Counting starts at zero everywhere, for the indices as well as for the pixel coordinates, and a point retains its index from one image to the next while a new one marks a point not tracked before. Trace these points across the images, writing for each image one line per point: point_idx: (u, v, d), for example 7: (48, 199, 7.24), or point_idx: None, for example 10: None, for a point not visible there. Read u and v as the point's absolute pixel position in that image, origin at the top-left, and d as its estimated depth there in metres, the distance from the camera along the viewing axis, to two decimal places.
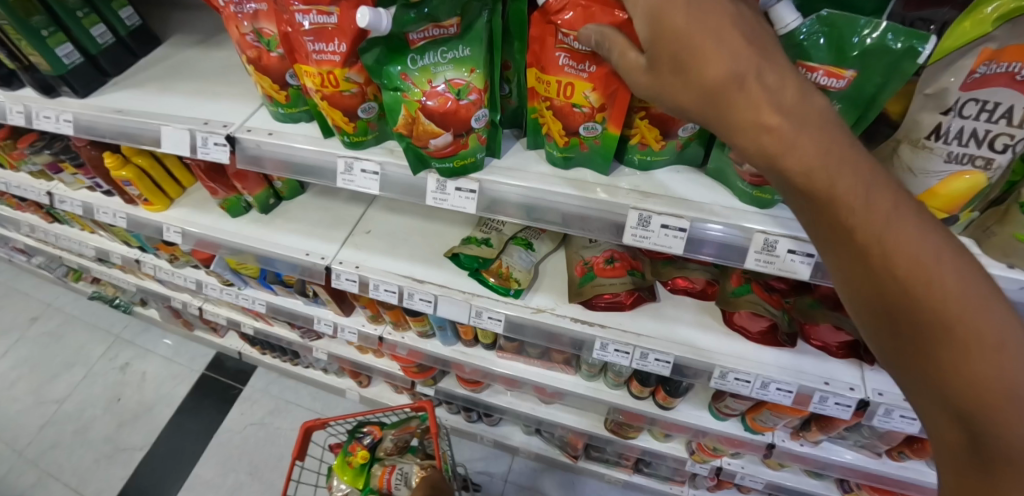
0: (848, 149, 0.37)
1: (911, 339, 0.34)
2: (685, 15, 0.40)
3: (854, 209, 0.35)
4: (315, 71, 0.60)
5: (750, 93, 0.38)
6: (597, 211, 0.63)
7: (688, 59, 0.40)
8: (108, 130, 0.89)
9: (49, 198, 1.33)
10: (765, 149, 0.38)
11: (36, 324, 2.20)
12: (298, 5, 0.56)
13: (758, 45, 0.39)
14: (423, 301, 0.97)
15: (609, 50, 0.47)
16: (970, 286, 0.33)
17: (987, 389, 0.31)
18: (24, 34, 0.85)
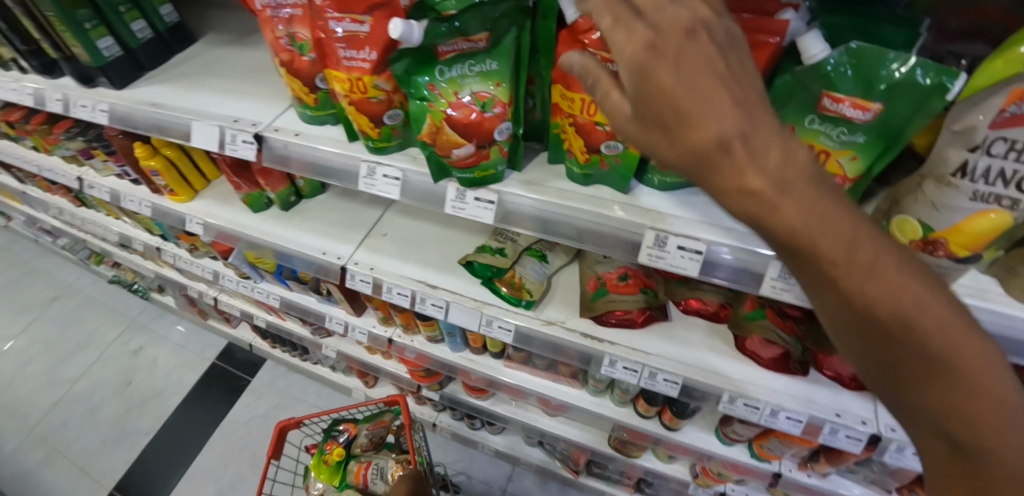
0: (839, 205, 0.32)
1: (897, 372, 0.34)
2: (673, 70, 0.33)
3: (844, 270, 0.32)
4: (345, 76, 0.61)
5: (739, 160, 0.32)
6: (614, 228, 0.63)
7: (674, 123, 0.33)
8: (141, 123, 0.92)
9: (79, 183, 1.37)
10: (752, 213, 0.32)
11: (57, 304, 2.25)
12: (333, 13, 0.58)
13: (747, 97, 0.32)
14: (435, 307, 0.98)
15: (585, 84, 0.39)
16: (954, 321, 0.32)
17: (973, 410, 0.32)
18: (68, 25, 0.89)
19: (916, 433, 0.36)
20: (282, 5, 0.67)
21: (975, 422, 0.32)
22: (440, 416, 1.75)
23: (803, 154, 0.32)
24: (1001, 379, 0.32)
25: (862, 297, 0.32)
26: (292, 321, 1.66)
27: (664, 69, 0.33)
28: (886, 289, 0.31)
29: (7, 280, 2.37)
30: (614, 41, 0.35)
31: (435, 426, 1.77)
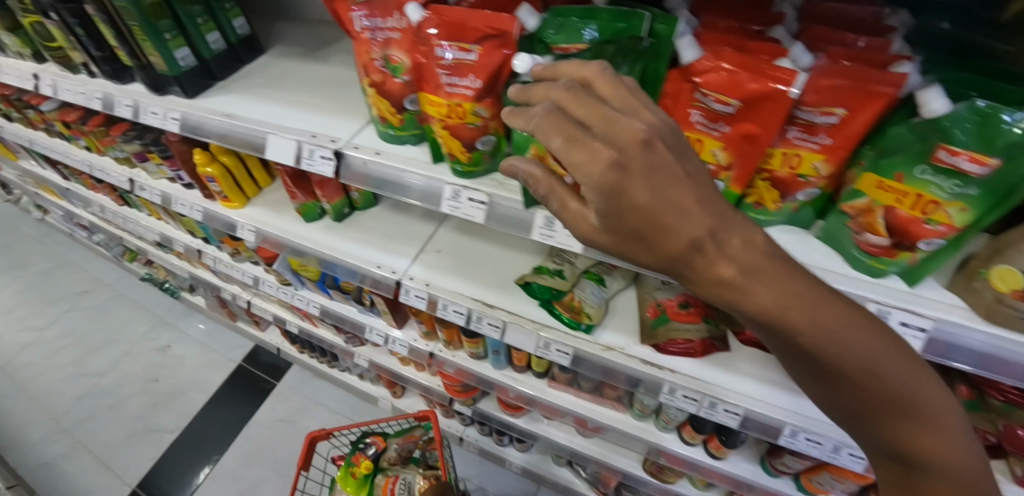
0: (795, 278, 0.36)
1: (851, 403, 0.39)
2: (644, 187, 0.35)
3: (809, 337, 0.36)
4: (444, 102, 0.62)
5: (712, 255, 0.35)
6: None
7: (653, 235, 0.35)
8: (213, 132, 0.93)
9: (131, 185, 1.39)
10: (727, 300, 0.36)
11: (86, 297, 2.27)
12: (441, 41, 0.58)
13: (711, 199, 0.35)
14: (491, 326, 0.99)
15: (547, 195, 0.44)
16: (896, 355, 0.37)
17: (917, 425, 0.38)
18: (149, 35, 0.90)
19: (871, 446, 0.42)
20: (379, 28, 0.67)
21: (923, 437, 0.38)
22: (468, 430, 1.75)
23: (761, 237, 0.36)
24: (938, 395, 0.38)
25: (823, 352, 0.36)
26: (327, 329, 1.68)
27: (634, 187, 0.35)
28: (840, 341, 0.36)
29: (39, 271, 2.39)
30: (576, 167, 0.36)
31: (462, 440, 1.77)
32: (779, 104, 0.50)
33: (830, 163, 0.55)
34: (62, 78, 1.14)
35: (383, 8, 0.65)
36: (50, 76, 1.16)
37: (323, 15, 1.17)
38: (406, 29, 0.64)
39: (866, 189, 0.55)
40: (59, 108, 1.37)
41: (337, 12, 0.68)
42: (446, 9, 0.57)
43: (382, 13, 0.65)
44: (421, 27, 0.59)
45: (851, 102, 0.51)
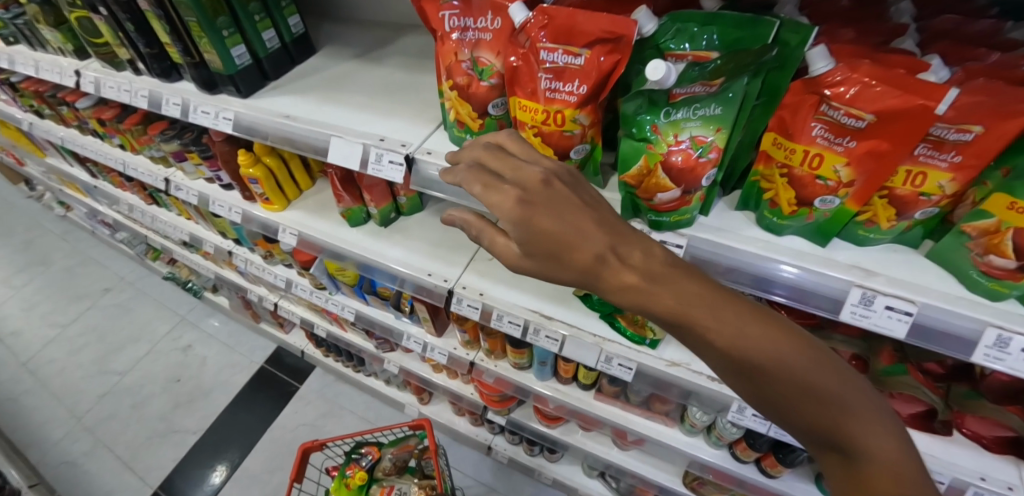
0: (692, 283, 0.44)
1: (779, 401, 0.42)
2: (543, 214, 0.49)
3: (712, 331, 0.42)
4: (542, 108, 0.57)
5: (614, 264, 0.46)
6: (818, 280, 0.59)
7: (563, 250, 0.47)
8: (270, 134, 0.90)
9: (166, 185, 1.37)
10: (636, 302, 0.45)
11: (108, 295, 2.25)
12: (546, 43, 0.54)
13: (608, 223, 0.47)
14: (549, 339, 0.96)
15: (479, 236, 0.56)
16: (806, 352, 0.41)
17: (839, 416, 0.40)
18: (208, 32, 0.87)
19: (820, 456, 0.43)
20: (469, 28, 0.62)
21: (847, 428, 0.40)
22: (497, 439, 1.72)
23: (660, 250, 0.46)
24: (853, 388, 0.41)
25: (726, 343, 0.43)
26: (356, 333, 1.66)
27: (529, 214, 0.49)
28: (740, 333, 0.42)
29: (61, 268, 2.38)
30: (493, 204, 0.51)
31: (491, 449, 1.74)
32: (919, 119, 0.47)
33: (958, 181, 0.52)
34: (106, 75, 1.12)
35: (475, 9, 0.61)
36: (94, 73, 1.14)
37: (376, 16, 1.15)
38: (501, 30, 0.60)
39: (994, 209, 0.51)
40: (96, 105, 1.35)
41: (422, 12, 0.64)
42: (555, 10, 0.53)
43: (474, 14, 0.61)
44: (525, 28, 0.55)
45: (992, 119, 0.47)
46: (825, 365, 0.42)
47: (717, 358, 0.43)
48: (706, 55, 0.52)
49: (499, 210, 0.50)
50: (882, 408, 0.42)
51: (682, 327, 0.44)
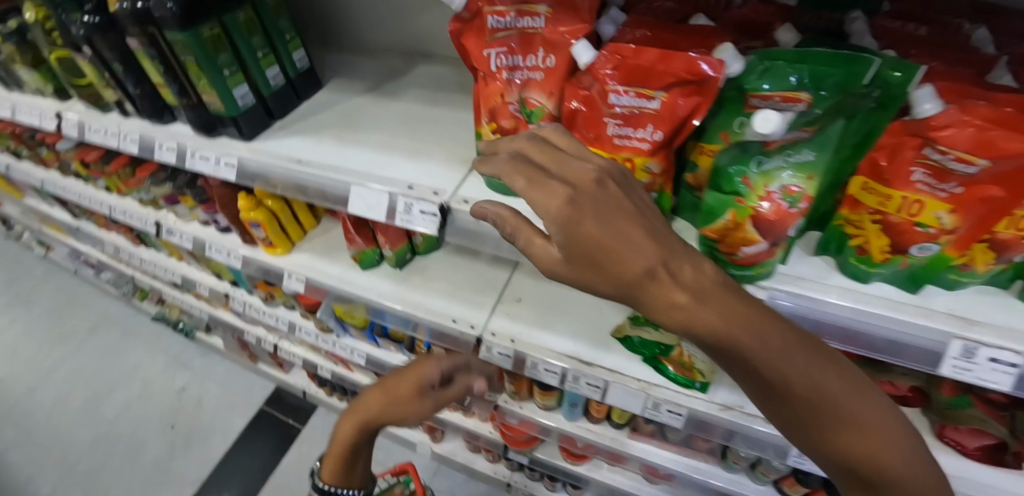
0: (744, 304, 0.38)
1: (806, 420, 0.40)
2: (594, 219, 0.39)
3: (760, 354, 0.38)
4: (610, 156, 0.51)
5: (667, 283, 0.37)
6: (912, 335, 0.54)
7: (607, 262, 0.38)
8: (279, 181, 0.83)
9: (157, 228, 1.29)
10: (679, 322, 0.38)
11: (95, 337, 2.11)
12: (617, 86, 0.48)
13: (659, 231, 0.39)
14: (590, 386, 0.89)
15: (517, 236, 0.47)
16: (838, 373, 0.40)
17: (860, 432, 0.40)
18: (209, 73, 0.79)
19: (829, 466, 0.43)
20: (517, 63, 0.54)
21: (865, 443, 0.40)
22: (516, 475, 1.64)
23: (709, 265, 0.39)
24: (875, 409, 0.41)
25: (762, 362, 0.38)
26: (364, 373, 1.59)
27: (574, 218, 0.39)
28: (786, 359, 0.38)
29: (43, 310, 2.23)
30: (535, 201, 0.41)
31: (510, 486, 1.66)
32: None
33: None
34: (91, 118, 1.04)
35: (524, 45, 0.53)
36: (77, 115, 1.06)
37: (385, 45, 1.09)
38: (555, 69, 0.52)
39: None
40: (78, 147, 1.28)
41: (461, 48, 0.57)
42: (630, 49, 0.46)
43: (523, 51, 0.53)
44: (592, 68, 0.48)
45: None
46: (852, 385, 0.40)
47: (742, 370, 0.40)
48: (796, 96, 0.47)
49: (542, 208, 0.40)
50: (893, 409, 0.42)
51: (725, 348, 0.38)
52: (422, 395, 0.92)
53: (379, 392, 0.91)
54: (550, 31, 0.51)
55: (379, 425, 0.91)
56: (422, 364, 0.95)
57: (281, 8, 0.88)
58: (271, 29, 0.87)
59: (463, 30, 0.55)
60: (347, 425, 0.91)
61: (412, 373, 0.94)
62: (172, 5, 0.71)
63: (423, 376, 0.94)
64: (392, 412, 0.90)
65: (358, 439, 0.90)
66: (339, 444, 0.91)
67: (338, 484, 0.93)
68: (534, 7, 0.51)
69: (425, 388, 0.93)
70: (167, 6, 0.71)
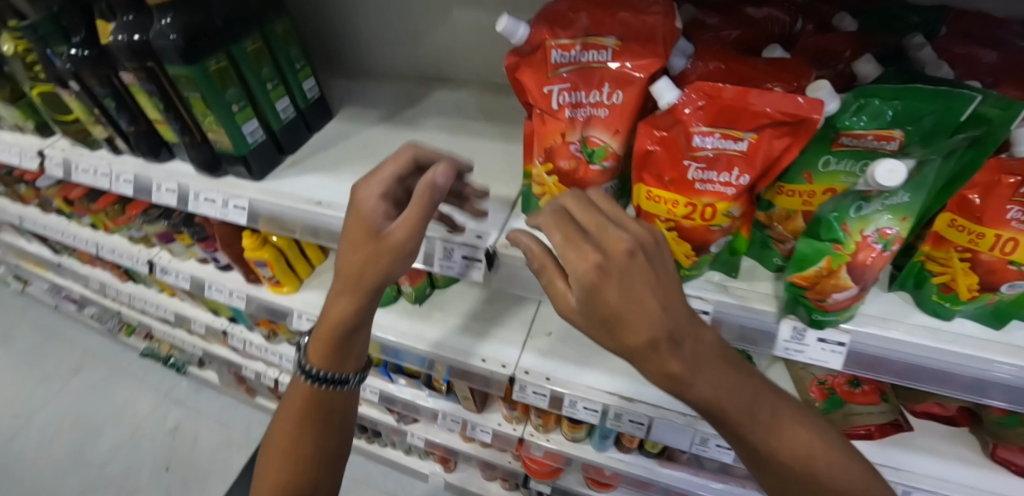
0: (729, 372, 0.44)
1: (765, 464, 0.46)
2: (614, 286, 0.41)
3: (735, 414, 0.44)
4: (690, 201, 0.47)
5: (669, 353, 0.41)
6: (1001, 374, 0.50)
7: (618, 328, 0.40)
8: (296, 224, 0.77)
9: (150, 267, 1.22)
10: (672, 384, 0.42)
11: (80, 375, 1.97)
12: (703, 127, 0.44)
13: (672, 306, 0.41)
14: (633, 423, 0.85)
15: (542, 271, 0.48)
16: (797, 428, 0.47)
17: (814, 478, 0.46)
18: (216, 109, 0.72)
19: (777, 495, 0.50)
20: (578, 100, 0.49)
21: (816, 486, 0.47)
22: None
23: (707, 337, 0.43)
24: (829, 457, 0.47)
25: (731, 414, 0.44)
26: (373, 406, 1.55)
27: (597, 283, 0.41)
28: (755, 416, 0.45)
29: (21, 348, 2.08)
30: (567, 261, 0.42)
31: None
32: None
33: None
34: (77, 156, 0.97)
35: (588, 80, 0.48)
36: (61, 152, 0.99)
37: (396, 70, 1.05)
38: (623, 106, 0.48)
39: None
40: (60, 184, 1.21)
41: (516, 82, 0.51)
42: (718, 88, 0.42)
43: (586, 86, 0.48)
44: (674, 110, 0.44)
45: None
46: (810, 438, 0.47)
47: (712, 417, 0.45)
48: (888, 134, 0.44)
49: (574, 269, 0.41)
50: (841, 443, 0.49)
51: (708, 405, 0.44)
52: (383, 233, 0.56)
53: (346, 251, 0.58)
54: (618, 65, 0.46)
55: (361, 284, 0.57)
56: (360, 199, 0.58)
57: (290, 35, 0.82)
58: (280, 58, 0.81)
59: (520, 64, 0.50)
60: (337, 302, 0.60)
61: (359, 218, 0.57)
62: (176, 36, 0.64)
63: (373, 203, 0.57)
64: (371, 269, 0.55)
65: (354, 309, 0.59)
66: (332, 318, 0.61)
67: (331, 367, 0.66)
68: (601, 39, 0.46)
69: (382, 224, 0.56)
70: (170, 37, 0.64)
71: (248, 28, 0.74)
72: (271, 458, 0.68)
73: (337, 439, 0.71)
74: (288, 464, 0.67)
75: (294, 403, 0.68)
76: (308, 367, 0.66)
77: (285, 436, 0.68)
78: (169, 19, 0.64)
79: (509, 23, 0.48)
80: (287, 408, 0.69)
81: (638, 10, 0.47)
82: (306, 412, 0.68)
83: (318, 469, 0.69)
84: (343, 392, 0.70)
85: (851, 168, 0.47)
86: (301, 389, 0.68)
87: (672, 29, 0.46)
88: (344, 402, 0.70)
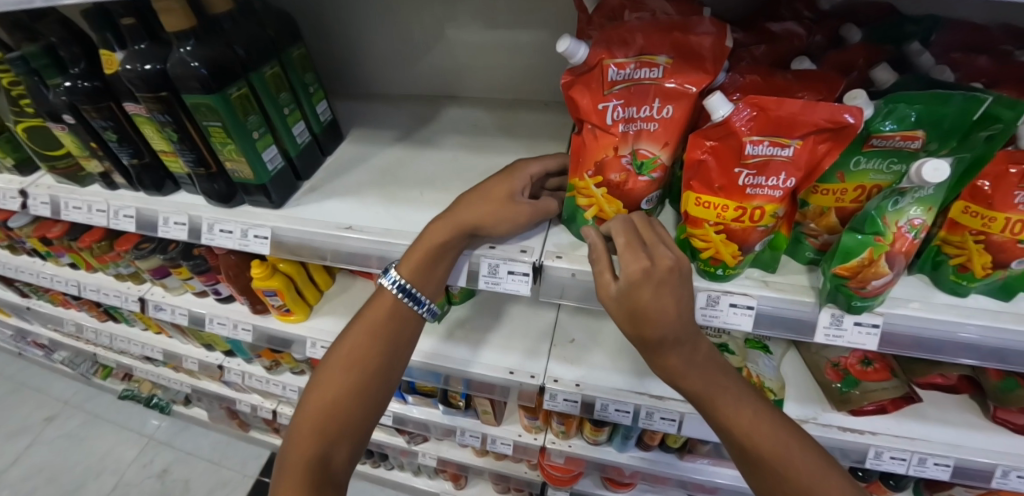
0: (719, 373, 0.55)
1: (749, 455, 0.54)
2: (649, 289, 0.49)
3: (718, 406, 0.54)
4: (740, 204, 0.51)
5: (670, 350, 0.52)
6: (1015, 341, 0.56)
7: (641, 321, 0.50)
8: (328, 251, 0.76)
9: (142, 304, 1.17)
10: (670, 373, 0.54)
11: (52, 425, 1.84)
12: (753, 136, 0.47)
13: (688, 315, 0.51)
14: (664, 420, 0.87)
15: (593, 261, 0.55)
16: (782, 432, 0.54)
17: (795, 477, 0.52)
18: (238, 138, 0.70)
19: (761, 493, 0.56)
20: (630, 115, 0.52)
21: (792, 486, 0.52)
22: None
23: (705, 346, 0.54)
24: (811, 461, 0.53)
25: (716, 407, 0.54)
26: (381, 429, 1.53)
27: (637, 282, 0.49)
28: (740, 414, 0.54)
29: None
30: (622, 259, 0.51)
31: None
32: None
33: None
34: (67, 193, 0.93)
35: (640, 97, 0.51)
36: (46, 190, 0.94)
37: (403, 92, 1.08)
38: (673, 120, 0.51)
39: None
40: (35, 223, 1.15)
41: (570, 100, 0.54)
42: (769, 101, 0.46)
43: (639, 102, 0.51)
44: (727, 123, 0.47)
45: None
46: (795, 442, 0.54)
47: (702, 407, 0.56)
48: (914, 134, 0.48)
49: (628, 265, 0.50)
50: (823, 453, 0.55)
51: (698, 395, 0.55)
52: (517, 199, 0.64)
53: (475, 194, 0.65)
54: (669, 82, 0.50)
55: (469, 226, 0.63)
56: (515, 169, 0.68)
57: (305, 61, 0.83)
58: (296, 84, 0.82)
59: (575, 82, 0.53)
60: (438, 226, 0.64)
61: (503, 181, 0.66)
62: (199, 65, 0.63)
63: (524, 175, 0.67)
64: (486, 211, 0.63)
65: (448, 239, 0.63)
66: (429, 238, 0.64)
67: (415, 284, 0.65)
68: (654, 58, 0.49)
69: (519, 194, 0.65)
70: (192, 66, 0.63)
71: (268, 55, 0.74)
72: (330, 367, 0.65)
73: (399, 364, 0.68)
74: (347, 376, 0.64)
75: (373, 314, 0.68)
76: (395, 278, 0.66)
77: (353, 342, 0.66)
78: (190, 47, 0.63)
79: (571, 45, 0.49)
80: (366, 317, 0.68)
81: (688, 31, 0.50)
82: (379, 325, 0.67)
83: (371, 398, 0.65)
84: (413, 319, 0.70)
85: (879, 166, 0.52)
86: (383, 303, 0.68)
87: (722, 47, 0.49)
88: (412, 331, 0.70)
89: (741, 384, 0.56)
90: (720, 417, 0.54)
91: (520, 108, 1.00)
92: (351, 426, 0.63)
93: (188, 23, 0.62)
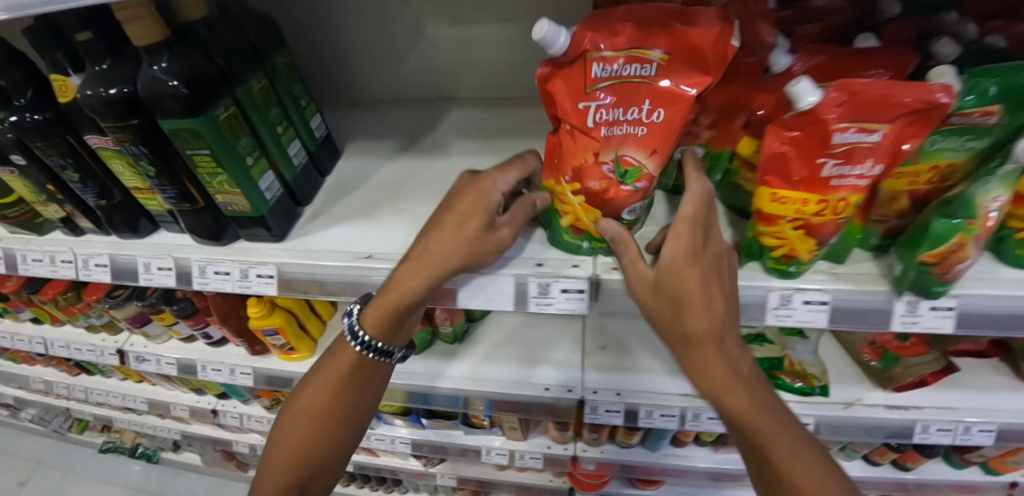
0: (753, 380, 0.50)
1: (771, 466, 0.50)
2: (697, 273, 0.45)
3: (752, 418, 0.49)
4: (824, 197, 0.47)
5: (713, 350, 0.46)
6: None
7: (685, 307, 0.45)
8: (346, 284, 0.68)
9: (121, 356, 1.05)
10: (710, 379, 0.48)
11: (24, 491, 1.66)
12: (842, 124, 0.43)
13: (731, 309, 0.47)
14: (712, 420, 0.85)
15: (621, 249, 0.50)
16: (801, 446, 0.50)
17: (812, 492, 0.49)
18: (229, 166, 0.62)
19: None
20: (615, 118, 0.48)
21: None
22: None
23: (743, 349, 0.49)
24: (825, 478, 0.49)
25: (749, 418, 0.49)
26: (393, 455, 1.44)
27: (682, 263, 0.45)
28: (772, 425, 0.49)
29: None
30: (671, 243, 0.46)
31: None
32: None
33: None
34: (25, 244, 0.81)
35: (627, 96, 0.47)
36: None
37: (394, 97, 1.00)
38: (663, 125, 0.47)
39: None
40: None
41: (548, 94, 0.51)
42: (857, 84, 0.42)
43: (626, 103, 0.47)
44: (814, 110, 0.43)
45: None
46: (813, 461, 0.50)
47: (730, 420, 0.50)
48: (993, 110, 0.46)
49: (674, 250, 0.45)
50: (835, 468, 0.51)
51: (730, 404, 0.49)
52: (494, 228, 0.56)
53: (443, 230, 0.55)
54: (663, 82, 0.46)
55: (451, 272, 0.55)
56: (483, 185, 0.56)
57: (292, 70, 0.75)
58: (286, 98, 0.74)
59: (552, 75, 0.50)
60: (410, 277, 0.56)
61: (475, 206, 0.55)
62: (179, 83, 0.54)
63: (494, 191, 0.56)
64: (463, 253, 0.55)
65: (427, 291, 0.56)
66: (401, 290, 0.57)
67: (381, 339, 0.62)
68: (646, 53, 0.46)
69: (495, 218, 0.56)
70: (170, 85, 0.53)
71: (251, 67, 0.65)
72: (299, 413, 0.67)
73: (367, 410, 0.68)
74: (313, 426, 0.66)
75: (336, 368, 0.65)
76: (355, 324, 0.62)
77: (319, 394, 0.66)
78: (166, 63, 0.54)
79: (550, 31, 0.44)
80: (336, 364, 0.66)
81: (684, 20, 0.47)
82: (347, 378, 0.65)
83: (340, 440, 0.68)
84: (381, 366, 0.66)
85: (955, 144, 0.49)
86: (345, 357, 0.65)
87: (726, 43, 0.45)
88: (383, 378, 0.67)
89: (772, 394, 0.51)
90: (751, 428, 0.49)
91: (523, 105, 0.94)
92: (324, 458, 0.68)
93: (161, 36, 0.53)
